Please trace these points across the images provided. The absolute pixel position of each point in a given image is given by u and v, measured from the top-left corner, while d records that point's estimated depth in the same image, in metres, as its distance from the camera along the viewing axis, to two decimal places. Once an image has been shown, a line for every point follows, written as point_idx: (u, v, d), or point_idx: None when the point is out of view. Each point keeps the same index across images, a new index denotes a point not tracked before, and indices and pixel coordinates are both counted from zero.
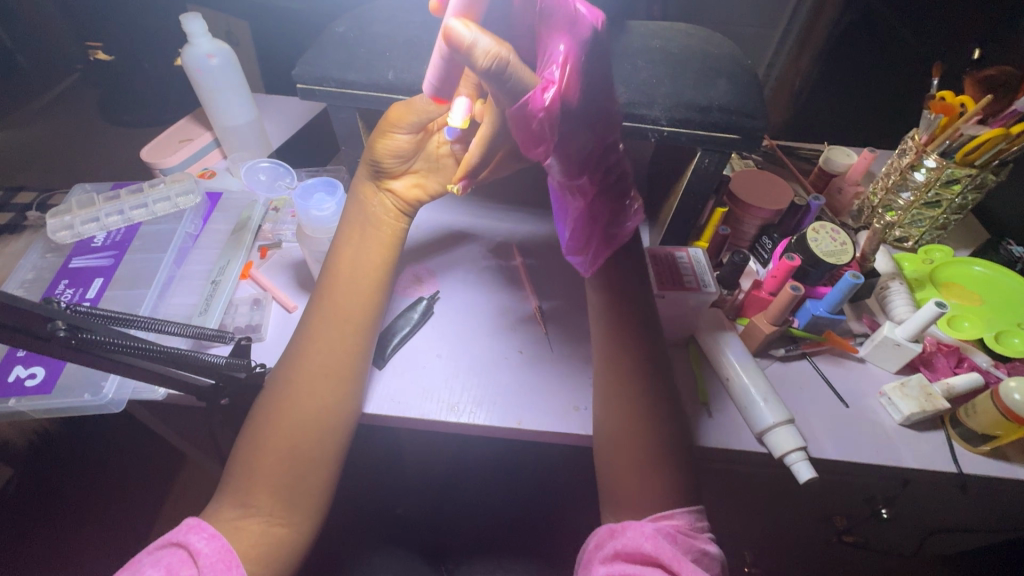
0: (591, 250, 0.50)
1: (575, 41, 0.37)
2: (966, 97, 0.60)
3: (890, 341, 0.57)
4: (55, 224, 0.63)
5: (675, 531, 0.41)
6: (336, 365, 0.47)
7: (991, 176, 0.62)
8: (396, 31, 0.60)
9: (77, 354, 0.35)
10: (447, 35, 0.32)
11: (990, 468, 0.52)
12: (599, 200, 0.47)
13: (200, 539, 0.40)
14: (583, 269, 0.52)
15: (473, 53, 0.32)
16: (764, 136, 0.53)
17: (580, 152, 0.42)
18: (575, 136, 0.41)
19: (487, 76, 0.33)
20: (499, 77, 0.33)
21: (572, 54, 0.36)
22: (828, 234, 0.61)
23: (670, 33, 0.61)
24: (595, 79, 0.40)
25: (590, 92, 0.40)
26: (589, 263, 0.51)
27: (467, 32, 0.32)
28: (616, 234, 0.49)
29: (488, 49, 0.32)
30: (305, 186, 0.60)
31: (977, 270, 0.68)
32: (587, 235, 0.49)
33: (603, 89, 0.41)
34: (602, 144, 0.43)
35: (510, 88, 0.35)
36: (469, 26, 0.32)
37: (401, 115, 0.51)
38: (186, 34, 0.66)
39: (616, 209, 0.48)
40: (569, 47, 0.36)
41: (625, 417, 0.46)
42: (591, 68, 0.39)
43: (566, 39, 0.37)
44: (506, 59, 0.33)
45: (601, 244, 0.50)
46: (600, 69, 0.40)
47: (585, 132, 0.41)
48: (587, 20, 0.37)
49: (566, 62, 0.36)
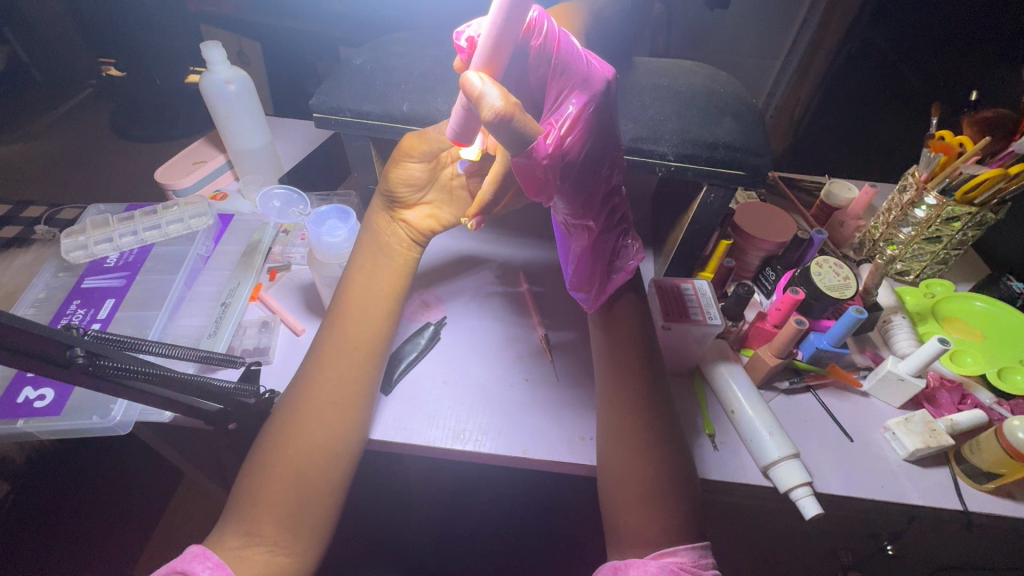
0: (594, 287, 0.53)
1: (586, 100, 0.39)
2: (964, 138, 0.61)
3: (894, 376, 0.57)
4: (69, 243, 0.64)
5: (679, 568, 0.40)
6: (345, 393, 0.48)
7: (990, 215, 0.64)
8: (411, 65, 0.62)
9: (91, 381, 0.36)
10: (465, 85, 0.33)
11: (995, 506, 0.51)
12: (604, 240, 0.50)
13: (204, 568, 0.39)
14: (588, 305, 0.55)
15: (481, 104, 0.32)
16: (769, 172, 0.55)
17: (584, 195, 0.44)
18: (579, 182, 0.43)
19: (493, 128, 0.33)
20: (505, 129, 0.33)
21: (582, 112, 0.39)
22: (831, 268, 0.62)
23: (675, 71, 0.63)
24: (607, 127, 0.42)
25: (598, 142, 0.42)
26: (593, 299, 0.54)
27: (481, 84, 0.32)
28: (617, 271, 0.52)
29: (495, 101, 0.32)
30: (318, 213, 0.61)
31: (977, 305, 0.68)
32: (590, 272, 0.52)
33: (612, 139, 0.43)
34: (607, 187, 0.45)
35: (520, 146, 0.35)
36: (484, 78, 0.32)
37: (415, 146, 0.52)
38: (205, 61, 0.68)
39: (617, 246, 0.51)
40: (579, 107, 0.39)
41: (630, 451, 0.46)
42: (600, 120, 0.41)
43: (578, 98, 0.39)
44: (513, 114, 0.33)
45: (604, 280, 0.52)
46: (610, 120, 0.42)
47: (589, 177, 0.43)
48: (600, 82, 0.40)
49: (572, 125, 0.39)
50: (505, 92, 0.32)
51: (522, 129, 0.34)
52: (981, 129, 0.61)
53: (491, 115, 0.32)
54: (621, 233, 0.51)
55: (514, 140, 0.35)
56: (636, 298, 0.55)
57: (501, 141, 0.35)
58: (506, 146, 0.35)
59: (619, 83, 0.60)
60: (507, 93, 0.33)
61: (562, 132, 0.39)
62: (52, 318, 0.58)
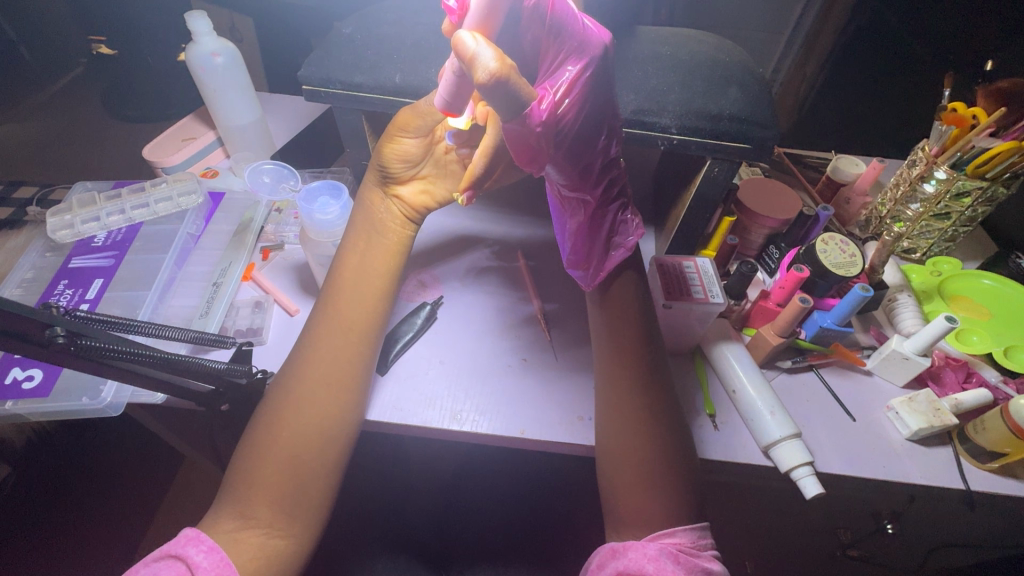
0: (592, 265, 0.51)
1: (584, 63, 0.38)
2: (978, 109, 0.60)
3: (898, 355, 0.56)
4: (55, 223, 0.62)
5: (678, 550, 0.40)
6: (338, 373, 0.47)
7: (1001, 190, 0.62)
8: (404, 34, 0.60)
9: (74, 361, 0.35)
10: (458, 46, 0.31)
11: (998, 486, 0.51)
12: (600, 211, 0.48)
13: (198, 552, 0.39)
14: (585, 283, 0.53)
15: (474, 65, 0.31)
16: (775, 145, 0.53)
17: (579, 165, 0.43)
18: (574, 152, 0.42)
19: (488, 92, 0.32)
20: (500, 92, 0.31)
21: (580, 77, 0.38)
22: (837, 245, 0.61)
23: (679, 39, 0.61)
24: (605, 96, 0.41)
25: (594, 112, 0.41)
26: (591, 278, 0.52)
27: (475, 45, 0.31)
28: (615, 248, 0.50)
29: (489, 62, 0.30)
30: (309, 189, 0.59)
31: (985, 283, 0.67)
32: (588, 248, 0.50)
33: (608, 108, 0.42)
34: (603, 159, 0.44)
35: (514, 111, 0.34)
36: (477, 38, 0.31)
37: (409, 120, 0.50)
38: (190, 32, 0.65)
39: (615, 220, 0.49)
40: (577, 71, 0.38)
41: (630, 430, 0.45)
42: (597, 89, 0.40)
43: (576, 63, 0.38)
44: (508, 76, 0.31)
45: (602, 258, 0.51)
46: (606, 90, 0.41)
47: (584, 147, 0.42)
48: (598, 46, 0.39)
49: (569, 89, 0.38)
50: (500, 52, 0.31)
51: (518, 92, 0.32)
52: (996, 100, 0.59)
53: (485, 77, 0.30)
54: (621, 207, 0.49)
55: (509, 104, 0.33)
56: (637, 276, 0.54)
57: (494, 106, 0.33)
58: (499, 111, 0.34)
59: (619, 54, 0.58)
60: (502, 54, 0.31)
61: (558, 96, 0.38)
62: (40, 298, 0.57)
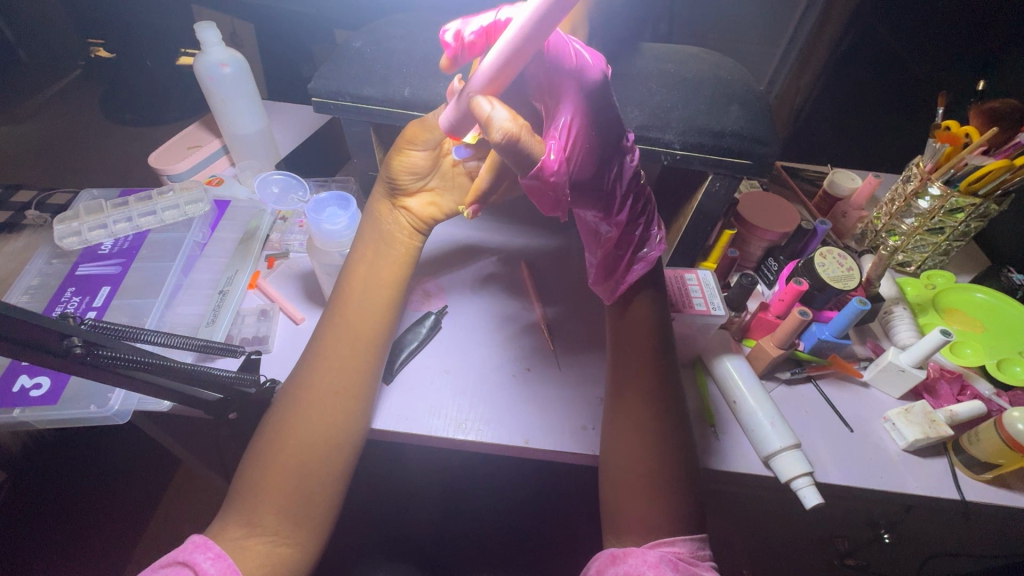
0: (615, 277, 0.53)
1: (574, 109, 0.44)
2: (970, 128, 0.62)
3: (894, 367, 0.57)
4: (62, 229, 0.63)
5: (678, 559, 0.41)
6: (348, 382, 0.47)
7: (993, 207, 0.64)
8: (412, 48, 0.61)
9: (88, 371, 0.35)
10: (475, 108, 0.38)
11: (993, 496, 0.52)
12: (629, 227, 0.51)
13: (206, 559, 0.39)
14: (606, 297, 0.54)
15: (490, 125, 0.37)
16: (775, 161, 0.54)
17: (599, 195, 0.49)
18: (588, 189, 0.48)
19: (500, 147, 0.38)
20: (510, 148, 0.38)
21: (574, 122, 0.44)
22: (835, 259, 0.62)
23: (681, 57, 0.62)
24: (606, 125, 0.45)
25: (600, 144, 0.46)
26: (610, 291, 0.54)
27: (490, 108, 0.37)
28: (638, 261, 0.51)
29: (503, 122, 0.37)
30: (318, 200, 0.60)
31: (978, 297, 0.69)
32: (614, 260, 0.53)
33: (612, 135, 0.46)
34: (622, 187, 0.49)
35: (522, 161, 0.40)
36: (492, 103, 0.37)
37: (417, 133, 0.51)
38: (199, 42, 0.66)
39: (642, 235, 0.51)
40: (570, 117, 0.44)
41: (632, 440, 0.46)
42: (598, 119, 0.45)
43: (567, 110, 0.44)
44: (519, 135, 0.37)
45: (624, 270, 0.52)
46: (608, 117, 0.45)
47: (599, 178, 0.47)
48: (592, 75, 0.42)
49: (569, 133, 0.44)
50: (513, 113, 0.37)
51: (527, 149, 0.39)
52: (990, 120, 0.60)
53: (500, 136, 0.37)
54: (646, 222, 0.51)
55: (518, 159, 0.39)
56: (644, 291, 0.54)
57: (506, 158, 0.39)
58: (511, 164, 0.40)
59: (623, 70, 0.59)
60: (514, 114, 0.37)
61: (562, 141, 0.44)
62: (47, 306, 0.57)
